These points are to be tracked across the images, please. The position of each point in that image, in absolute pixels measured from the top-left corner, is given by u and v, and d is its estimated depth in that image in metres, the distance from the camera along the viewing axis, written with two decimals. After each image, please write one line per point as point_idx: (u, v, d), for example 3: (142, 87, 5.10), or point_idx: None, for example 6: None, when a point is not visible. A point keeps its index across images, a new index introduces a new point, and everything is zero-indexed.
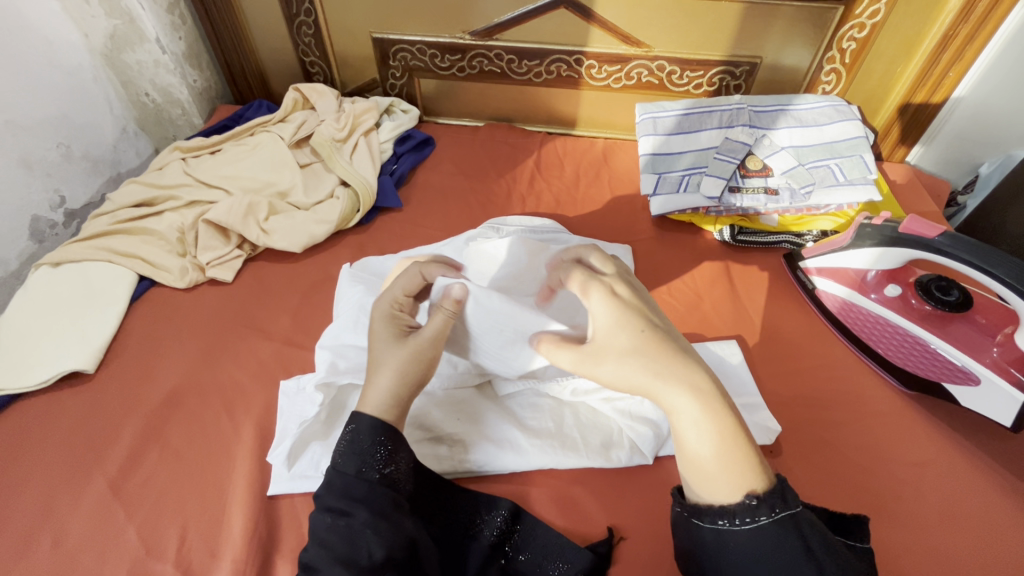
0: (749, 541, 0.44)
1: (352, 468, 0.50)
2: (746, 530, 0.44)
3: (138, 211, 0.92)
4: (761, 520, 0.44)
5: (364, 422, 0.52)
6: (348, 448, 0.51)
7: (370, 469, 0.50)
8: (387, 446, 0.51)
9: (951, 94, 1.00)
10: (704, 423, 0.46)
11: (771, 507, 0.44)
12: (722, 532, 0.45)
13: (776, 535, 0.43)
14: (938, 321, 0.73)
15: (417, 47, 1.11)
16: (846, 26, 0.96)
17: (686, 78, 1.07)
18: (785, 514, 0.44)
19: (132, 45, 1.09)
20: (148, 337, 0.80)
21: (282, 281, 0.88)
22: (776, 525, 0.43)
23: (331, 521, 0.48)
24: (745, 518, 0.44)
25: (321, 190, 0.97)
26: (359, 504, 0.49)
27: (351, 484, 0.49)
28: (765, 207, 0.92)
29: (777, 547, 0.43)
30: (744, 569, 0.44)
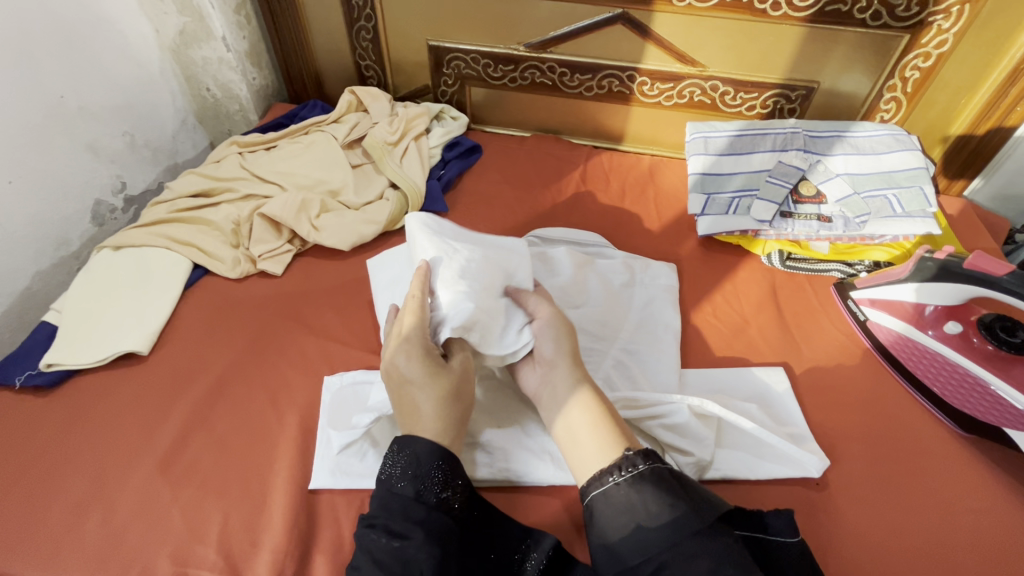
0: (631, 490, 0.50)
1: (411, 490, 0.52)
2: (627, 479, 0.51)
3: (196, 201, 0.95)
4: (640, 468, 0.51)
5: (423, 446, 0.54)
6: (399, 472, 0.53)
7: (428, 493, 0.53)
8: (443, 470, 0.53)
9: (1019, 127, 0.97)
10: (581, 405, 0.58)
11: (645, 456, 0.52)
12: (608, 489, 0.51)
13: (652, 479, 0.50)
14: (1001, 363, 0.70)
15: (471, 56, 1.13)
16: (910, 54, 0.94)
17: (740, 100, 1.07)
18: (659, 462, 0.52)
19: (198, 41, 1.11)
20: (199, 323, 0.82)
21: (329, 277, 0.89)
22: (653, 470, 0.51)
23: (386, 540, 0.50)
24: (626, 468, 0.52)
25: (371, 191, 0.99)
26: (418, 527, 0.50)
27: (410, 507, 0.52)
28: (817, 234, 0.90)
29: (656, 489, 0.50)
30: (634, 524, 0.49)
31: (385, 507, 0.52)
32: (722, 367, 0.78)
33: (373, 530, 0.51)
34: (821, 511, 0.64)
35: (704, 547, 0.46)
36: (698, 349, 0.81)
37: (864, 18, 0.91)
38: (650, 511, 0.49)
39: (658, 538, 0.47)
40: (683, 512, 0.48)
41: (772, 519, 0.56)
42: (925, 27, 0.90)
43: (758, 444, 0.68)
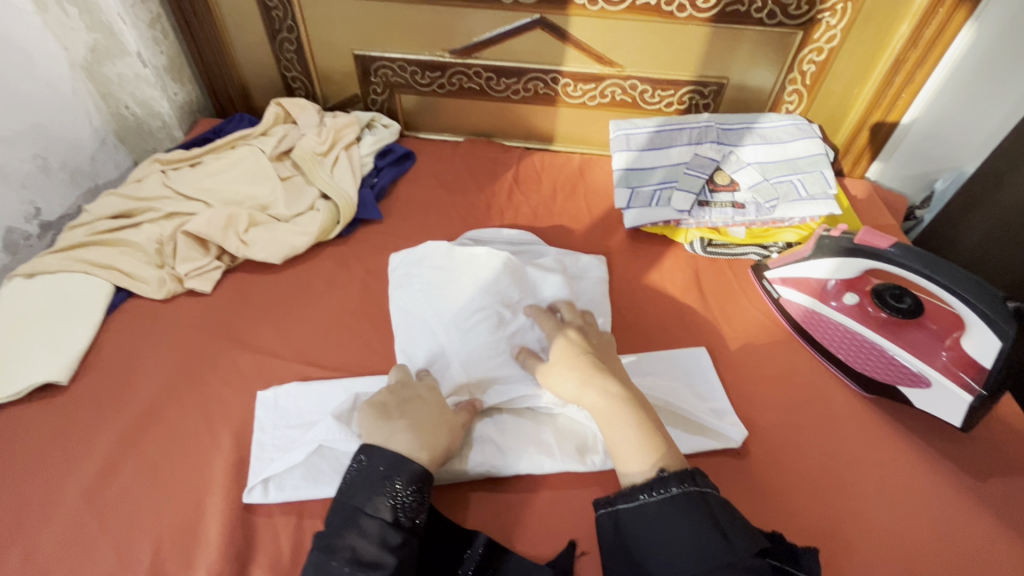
0: (662, 510, 0.53)
1: (388, 514, 0.55)
2: (657, 499, 0.54)
3: (117, 222, 0.92)
4: (672, 490, 0.54)
5: (408, 471, 0.57)
6: (375, 491, 0.56)
7: (403, 518, 0.55)
8: (418, 495, 0.57)
9: (904, 117, 1.07)
10: (616, 417, 0.61)
11: (680, 480, 0.54)
12: (638, 505, 0.55)
13: (684, 502, 0.53)
14: (893, 326, 0.76)
15: (398, 64, 1.14)
16: (805, 49, 1.02)
17: (658, 97, 1.12)
18: (691, 488, 0.54)
19: (112, 58, 1.08)
20: (124, 348, 0.80)
21: (261, 292, 0.88)
22: (686, 492, 0.53)
23: (350, 566, 0.51)
24: (658, 489, 0.54)
25: (302, 202, 0.98)
26: (390, 552, 0.53)
27: (387, 532, 0.54)
28: (733, 220, 0.96)
29: (687, 512, 0.52)
30: (658, 539, 0.52)
31: (348, 524, 0.54)
32: (651, 351, 0.82)
33: (327, 549, 0.52)
34: (742, 476, 0.68)
35: None
36: (628, 336, 0.84)
37: (761, 17, 0.98)
38: (679, 531, 0.51)
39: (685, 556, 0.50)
40: (711, 535, 0.50)
41: (807, 559, 0.52)
42: (816, 23, 0.98)
43: (681, 419, 0.72)
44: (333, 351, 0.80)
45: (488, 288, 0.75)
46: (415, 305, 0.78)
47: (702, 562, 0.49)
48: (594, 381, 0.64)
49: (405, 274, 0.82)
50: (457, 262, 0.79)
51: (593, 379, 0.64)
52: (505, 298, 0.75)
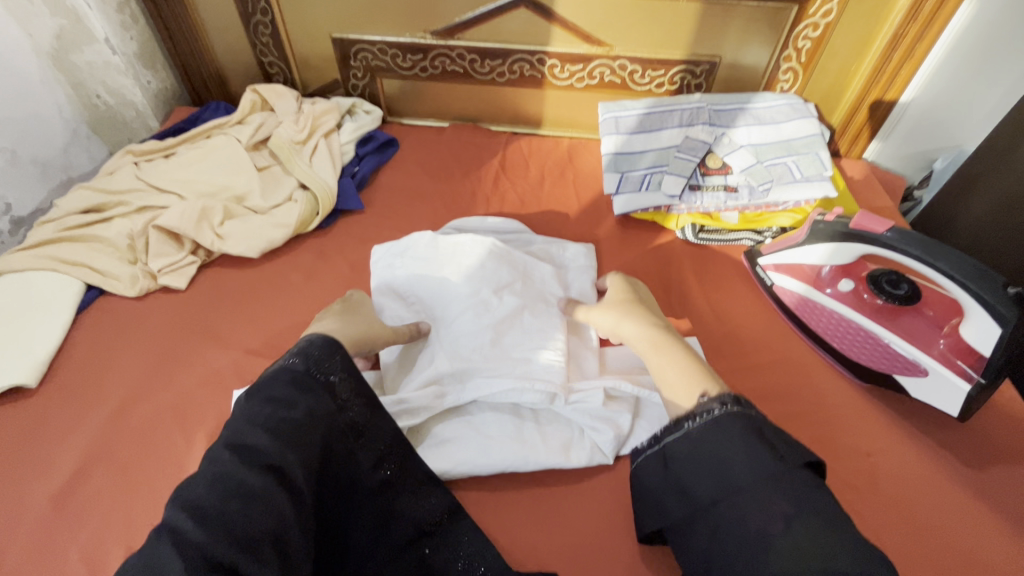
0: (706, 432, 0.54)
1: (303, 368, 0.58)
2: (702, 423, 0.55)
3: (87, 217, 0.88)
4: (716, 412, 0.55)
5: (319, 339, 0.61)
6: (330, 371, 0.59)
7: (318, 372, 0.59)
8: (342, 361, 0.60)
9: (901, 97, 1.04)
10: (659, 348, 0.66)
11: (721, 401, 0.56)
12: (683, 434, 0.56)
13: (727, 424, 0.54)
14: (889, 314, 0.73)
15: (377, 47, 1.10)
16: (800, 25, 0.98)
17: (648, 77, 1.08)
18: (734, 408, 0.55)
19: (79, 46, 1.04)
20: (97, 348, 0.77)
21: (238, 288, 0.85)
22: (729, 413, 0.55)
23: (268, 409, 0.54)
24: (702, 413, 0.56)
25: (279, 193, 0.94)
26: (298, 402, 0.55)
27: (299, 377, 0.57)
28: (724, 205, 0.93)
29: (734, 432, 0.53)
30: (704, 463, 0.53)
31: (298, 390, 0.57)
32: None
33: (276, 406, 0.54)
34: None
35: (781, 489, 0.49)
36: None
37: None
38: (721, 448, 0.53)
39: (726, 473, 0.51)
40: (756, 447, 0.52)
41: None
42: None
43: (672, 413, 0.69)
44: None
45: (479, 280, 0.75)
46: (409, 292, 0.78)
47: (747, 480, 0.50)
48: (633, 321, 0.70)
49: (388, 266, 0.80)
50: (447, 255, 0.79)
51: (632, 320, 0.70)
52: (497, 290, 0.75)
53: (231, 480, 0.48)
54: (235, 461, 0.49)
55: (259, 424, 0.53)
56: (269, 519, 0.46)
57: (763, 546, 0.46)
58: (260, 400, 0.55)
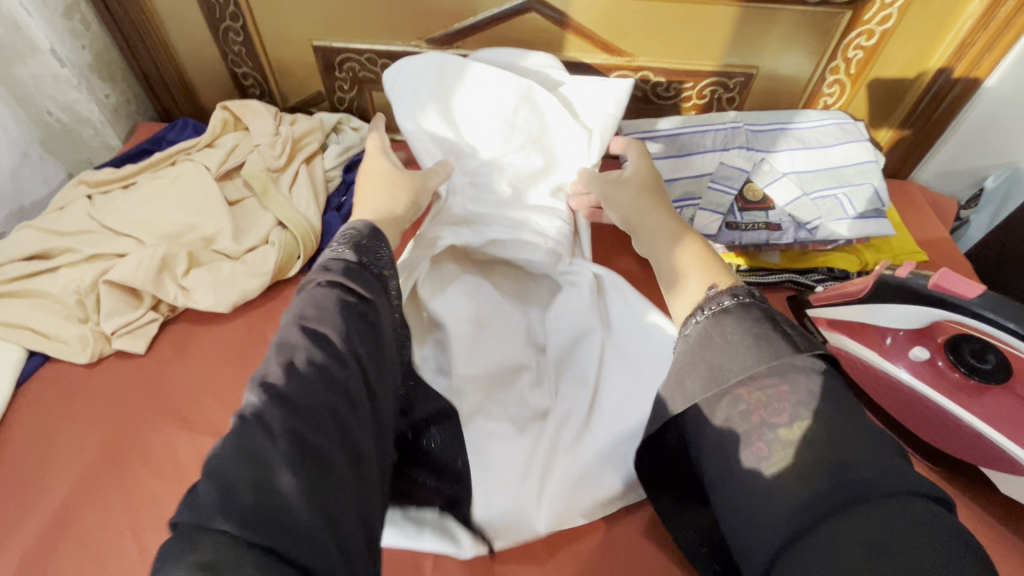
0: (739, 314, 0.45)
1: (358, 259, 0.48)
2: (716, 318, 0.45)
3: (29, 266, 0.76)
4: (726, 305, 0.46)
5: (367, 231, 0.52)
6: (351, 293, 0.45)
7: (374, 266, 0.49)
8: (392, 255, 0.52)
9: (982, 83, 0.88)
10: (692, 305, 0.52)
11: (733, 295, 0.47)
12: (698, 332, 0.46)
13: (755, 321, 0.44)
14: (973, 392, 0.62)
15: (366, 56, 0.96)
16: (852, 33, 0.85)
17: (673, 91, 0.95)
18: (754, 301, 0.46)
19: (23, 57, 0.91)
20: (40, 429, 0.66)
21: (207, 348, 0.74)
22: (742, 304, 0.45)
23: (338, 296, 0.44)
24: (711, 306, 0.47)
25: (253, 234, 0.82)
26: (362, 296, 0.46)
27: (350, 272, 0.46)
28: (766, 245, 0.80)
29: (750, 318, 0.44)
30: (725, 349, 0.43)
31: (358, 282, 0.46)
32: None
33: (346, 294, 0.45)
34: None
35: (839, 378, 0.41)
36: None
37: None
38: (744, 346, 0.42)
39: (826, 433, 0.39)
40: (776, 342, 0.42)
41: None
42: (868, 2, 0.81)
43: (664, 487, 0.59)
44: None
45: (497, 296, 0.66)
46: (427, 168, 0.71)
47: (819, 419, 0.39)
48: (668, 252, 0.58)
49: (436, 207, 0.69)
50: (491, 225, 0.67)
51: (667, 251, 0.58)
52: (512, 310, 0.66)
53: (295, 442, 0.36)
54: (287, 416, 0.37)
55: (284, 371, 0.39)
56: (354, 420, 0.39)
57: (792, 437, 0.40)
58: (274, 343, 0.41)
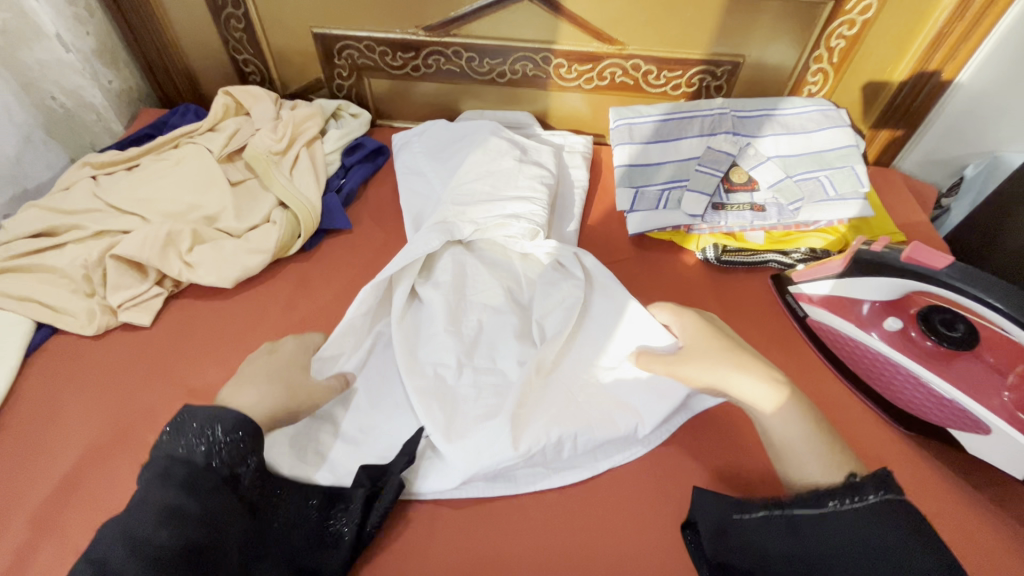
0: (857, 517, 0.45)
1: (200, 459, 0.49)
2: (853, 509, 0.46)
3: (37, 243, 0.78)
4: (871, 498, 0.46)
5: (226, 418, 0.52)
6: (183, 482, 0.48)
7: (220, 463, 0.50)
8: (245, 441, 0.52)
9: (956, 77, 0.92)
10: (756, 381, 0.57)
11: (878, 487, 0.46)
12: (827, 513, 0.47)
13: (885, 514, 0.45)
14: (943, 359, 0.66)
15: (364, 43, 0.99)
16: (835, 22, 0.88)
17: (663, 79, 0.98)
18: (891, 494, 0.46)
19: (27, 42, 0.92)
20: (47, 398, 0.68)
21: (211, 323, 0.76)
22: (886, 502, 0.45)
23: (148, 515, 0.45)
24: (857, 496, 0.46)
25: (255, 212, 0.84)
26: (185, 490, 0.47)
27: (178, 465, 0.49)
28: (751, 224, 0.85)
29: (894, 523, 0.44)
30: (852, 545, 0.44)
31: (187, 489, 0.48)
32: None
33: (178, 497, 0.47)
34: None
35: None
36: None
37: None
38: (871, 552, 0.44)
39: None
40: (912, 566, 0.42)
41: None
42: None
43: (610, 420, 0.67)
44: None
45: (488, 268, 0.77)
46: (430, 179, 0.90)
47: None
48: (752, 370, 0.58)
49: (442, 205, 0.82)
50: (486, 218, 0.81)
51: (751, 370, 0.58)
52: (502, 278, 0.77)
53: None
54: None
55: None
56: None
57: None
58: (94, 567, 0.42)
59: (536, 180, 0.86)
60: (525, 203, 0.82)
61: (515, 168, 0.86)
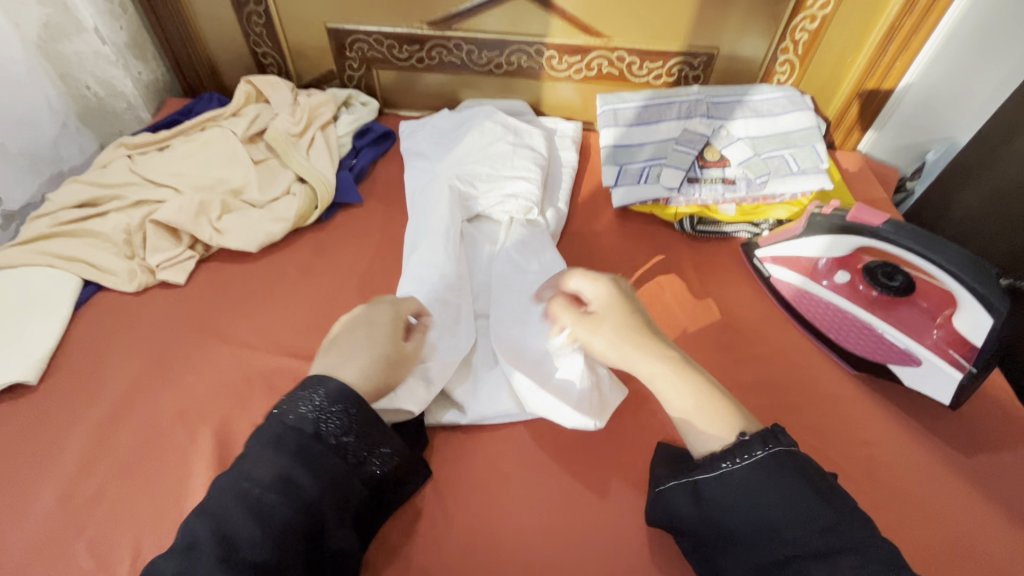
0: (744, 472, 0.49)
1: (308, 426, 0.52)
2: (743, 467, 0.49)
3: (82, 212, 0.87)
4: (757, 454, 0.50)
5: (332, 386, 0.54)
6: (294, 443, 0.51)
7: (328, 432, 0.53)
8: (349, 412, 0.54)
9: (900, 83, 1.04)
10: (655, 357, 0.58)
11: (763, 442, 0.50)
12: (721, 474, 0.51)
13: (774, 468, 0.48)
14: (885, 305, 0.75)
15: (374, 37, 1.08)
16: (798, 17, 0.98)
17: (646, 69, 1.08)
18: (778, 449, 0.50)
19: (68, 35, 1.01)
20: (95, 345, 0.77)
21: (238, 282, 0.85)
22: (773, 455, 0.49)
23: (258, 487, 0.48)
24: (741, 454, 0.50)
25: (277, 186, 0.94)
26: (297, 460, 0.51)
27: (307, 440, 0.52)
28: (723, 197, 0.93)
29: (776, 477, 0.48)
30: (746, 501, 0.48)
31: (297, 456, 0.51)
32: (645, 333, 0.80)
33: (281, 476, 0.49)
34: None
35: (841, 539, 0.45)
36: None
37: None
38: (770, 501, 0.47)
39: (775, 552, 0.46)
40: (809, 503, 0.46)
41: None
42: None
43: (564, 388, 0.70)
44: (316, 343, 0.78)
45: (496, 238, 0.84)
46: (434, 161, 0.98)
47: (804, 527, 0.46)
48: (659, 355, 0.58)
49: (451, 182, 0.90)
50: (486, 192, 0.90)
51: (654, 353, 0.58)
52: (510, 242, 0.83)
53: None
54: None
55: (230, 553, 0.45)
56: None
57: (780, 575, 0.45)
58: (209, 514, 0.47)
59: (530, 162, 0.94)
60: (522, 182, 0.90)
61: (511, 151, 0.95)
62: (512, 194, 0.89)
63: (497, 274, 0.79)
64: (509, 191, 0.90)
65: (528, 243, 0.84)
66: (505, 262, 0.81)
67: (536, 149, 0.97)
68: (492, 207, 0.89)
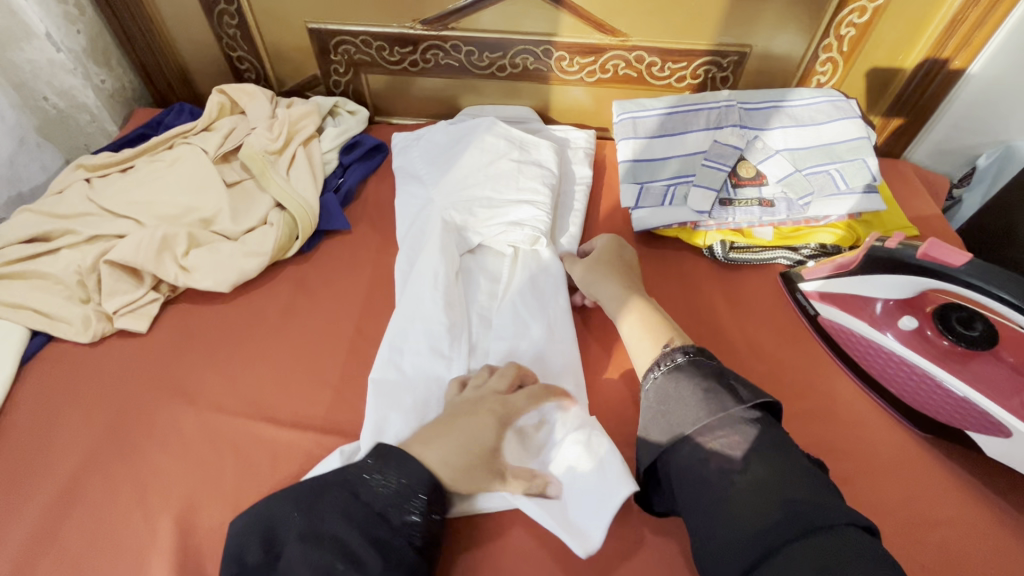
0: (671, 381, 0.55)
1: (377, 503, 0.50)
2: (666, 375, 0.56)
3: (30, 249, 0.76)
4: (679, 362, 0.56)
5: (411, 467, 0.51)
6: (364, 515, 0.49)
7: (398, 513, 0.50)
8: (423, 497, 0.51)
9: (968, 66, 0.89)
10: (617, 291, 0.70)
11: (685, 351, 0.57)
12: (653, 388, 0.56)
13: (691, 370, 0.55)
14: (960, 358, 0.65)
15: (361, 39, 0.97)
16: (845, 10, 0.85)
17: (668, 70, 0.95)
18: (695, 355, 0.57)
19: (17, 41, 0.89)
20: (42, 408, 0.67)
21: (208, 328, 0.75)
22: (691, 360, 0.56)
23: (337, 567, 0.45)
24: (667, 362, 0.57)
25: (252, 215, 0.83)
26: (369, 543, 0.47)
27: (380, 519, 0.49)
28: (760, 221, 0.82)
29: (693, 376, 0.54)
30: (669, 409, 0.53)
31: (365, 537, 0.48)
32: None
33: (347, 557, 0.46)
34: None
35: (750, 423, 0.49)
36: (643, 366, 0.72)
37: None
38: (685, 396, 0.53)
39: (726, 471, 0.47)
40: (722, 396, 0.51)
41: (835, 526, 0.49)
42: None
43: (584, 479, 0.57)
44: (295, 403, 0.68)
45: (494, 284, 0.75)
46: (427, 181, 0.87)
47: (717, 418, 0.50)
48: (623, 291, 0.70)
49: (447, 208, 0.80)
50: (487, 219, 0.79)
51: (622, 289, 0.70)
52: (510, 284, 0.74)
53: None
54: None
55: None
56: None
57: (722, 480, 0.47)
58: None
59: (539, 183, 0.83)
60: (527, 208, 0.79)
61: (516, 170, 0.83)
62: (517, 223, 0.78)
63: (497, 322, 0.70)
64: (514, 219, 0.79)
65: (531, 280, 0.74)
66: (506, 305, 0.72)
67: (542, 163, 0.86)
68: (492, 238, 0.78)
